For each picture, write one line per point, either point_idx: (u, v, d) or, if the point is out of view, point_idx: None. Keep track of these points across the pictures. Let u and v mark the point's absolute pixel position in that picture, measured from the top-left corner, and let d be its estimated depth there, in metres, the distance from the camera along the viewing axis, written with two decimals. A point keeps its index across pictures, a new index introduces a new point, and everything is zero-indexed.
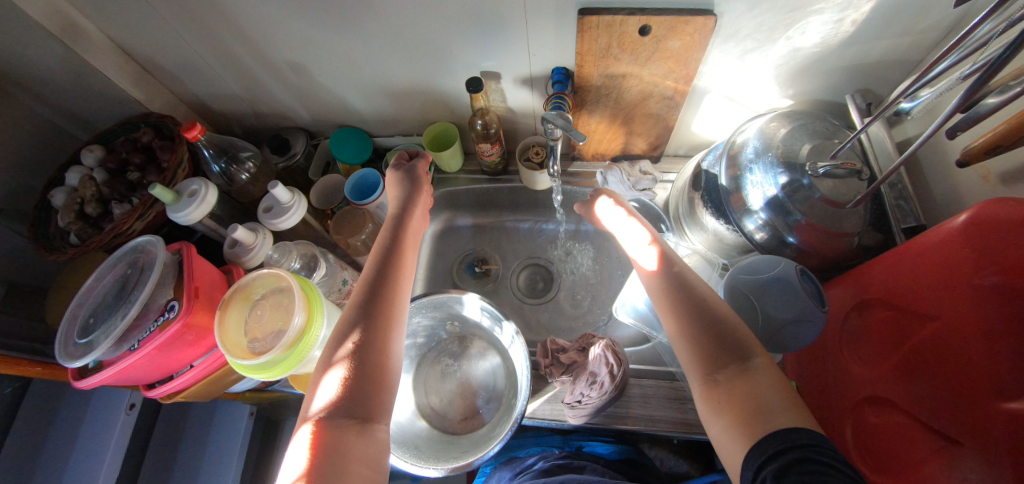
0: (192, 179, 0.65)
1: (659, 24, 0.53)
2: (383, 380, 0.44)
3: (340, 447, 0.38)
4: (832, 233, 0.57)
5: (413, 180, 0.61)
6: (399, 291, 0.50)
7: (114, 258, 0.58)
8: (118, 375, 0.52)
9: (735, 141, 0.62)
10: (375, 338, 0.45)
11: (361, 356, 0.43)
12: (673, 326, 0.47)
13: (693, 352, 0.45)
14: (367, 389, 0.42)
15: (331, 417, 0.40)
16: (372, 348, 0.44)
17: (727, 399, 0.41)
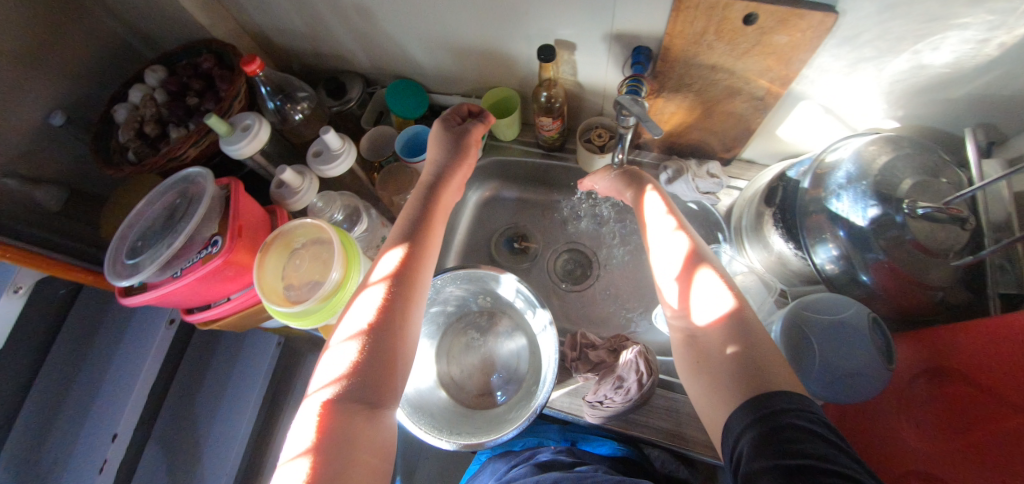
0: (247, 113, 0.64)
1: (770, 14, 0.46)
2: (394, 364, 0.41)
3: (346, 432, 0.36)
4: (915, 282, 0.51)
5: (461, 143, 0.58)
6: (423, 273, 0.47)
7: (167, 184, 0.59)
8: (160, 299, 0.54)
9: (824, 159, 0.56)
10: (393, 318, 0.43)
11: (377, 335, 0.41)
12: (698, 334, 0.44)
13: (710, 362, 0.41)
14: (375, 373, 0.40)
15: (341, 398, 0.38)
16: (387, 328, 0.42)
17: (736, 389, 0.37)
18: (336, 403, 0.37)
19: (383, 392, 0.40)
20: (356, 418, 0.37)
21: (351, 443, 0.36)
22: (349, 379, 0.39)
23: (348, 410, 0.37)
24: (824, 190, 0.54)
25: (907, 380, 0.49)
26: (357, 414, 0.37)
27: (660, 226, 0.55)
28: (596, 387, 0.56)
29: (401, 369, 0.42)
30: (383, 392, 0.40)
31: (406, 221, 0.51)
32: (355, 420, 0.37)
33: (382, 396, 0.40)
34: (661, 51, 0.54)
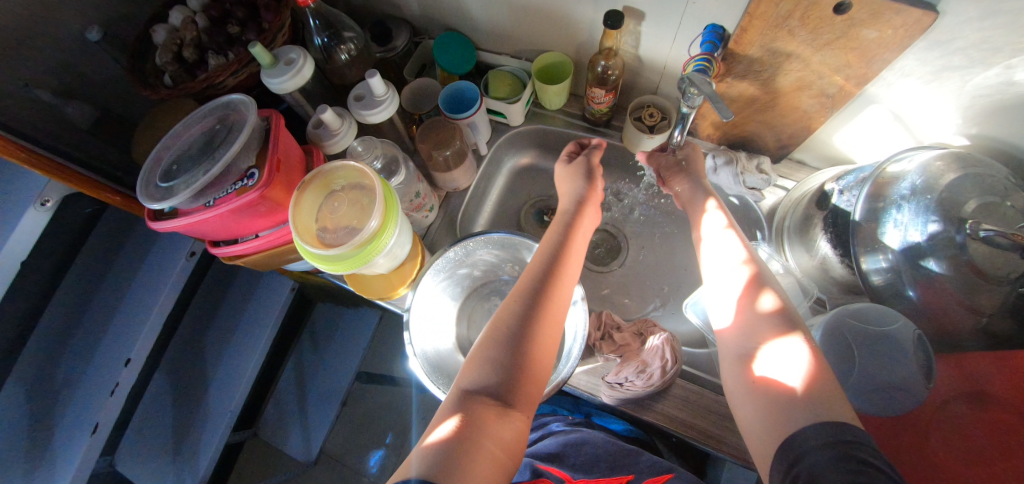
0: (291, 47, 0.62)
1: (866, 5, 0.43)
2: (531, 375, 0.41)
3: (476, 423, 0.36)
4: (962, 304, 0.49)
5: (590, 175, 0.60)
6: (563, 292, 0.48)
7: (205, 109, 0.58)
8: (189, 227, 0.53)
9: (886, 168, 0.53)
10: (529, 330, 0.43)
11: (513, 342, 0.42)
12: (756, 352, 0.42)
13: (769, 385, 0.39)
14: (508, 377, 0.40)
15: (478, 398, 0.39)
16: (522, 338, 0.43)
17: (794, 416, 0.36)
18: (472, 401, 0.39)
19: (517, 396, 0.40)
20: (488, 415, 0.37)
21: (478, 435, 0.36)
22: (485, 379, 0.40)
23: (482, 406, 0.38)
24: (881, 198, 0.52)
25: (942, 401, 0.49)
26: (491, 412, 0.38)
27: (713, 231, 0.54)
28: (617, 369, 0.55)
29: (535, 380, 0.42)
30: (519, 399, 0.40)
31: (547, 242, 0.52)
32: (487, 418, 0.37)
33: (517, 403, 0.39)
34: (737, 31, 0.51)
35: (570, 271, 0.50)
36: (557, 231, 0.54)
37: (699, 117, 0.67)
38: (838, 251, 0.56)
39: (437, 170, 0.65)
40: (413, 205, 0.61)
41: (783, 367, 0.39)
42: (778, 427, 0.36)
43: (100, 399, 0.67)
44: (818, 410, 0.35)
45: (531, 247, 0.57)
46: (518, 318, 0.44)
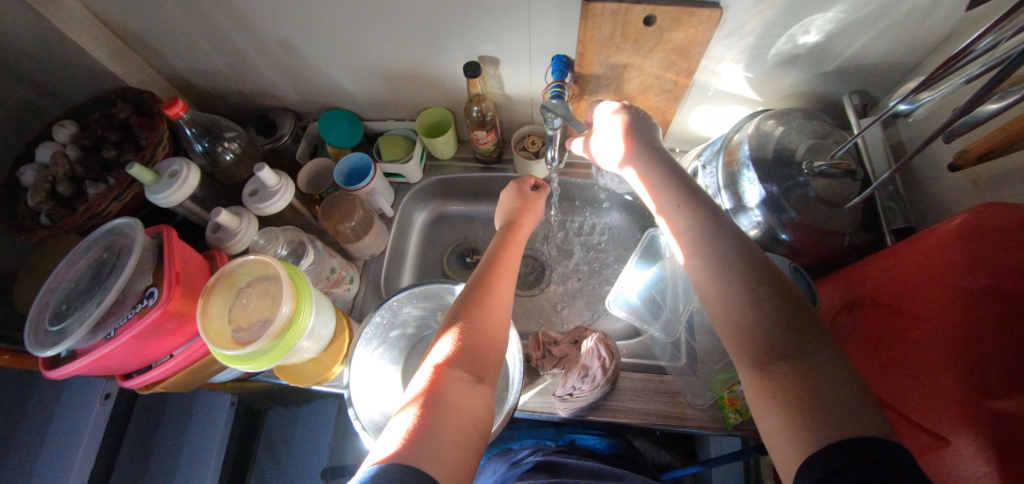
0: (172, 159, 0.62)
1: (665, 15, 0.52)
2: (493, 347, 0.47)
3: (448, 392, 0.41)
4: (823, 232, 0.58)
5: (523, 194, 0.66)
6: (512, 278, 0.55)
7: (88, 241, 0.54)
8: (93, 365, 0.49)
9: (733, 138, 0.63)
10: (486, 309, 0.49)
11: (477, 321, 0.48)
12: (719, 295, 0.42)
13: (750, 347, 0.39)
14: (475, 350, 0.46)
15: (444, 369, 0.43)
16: (483, 316, 0.48)
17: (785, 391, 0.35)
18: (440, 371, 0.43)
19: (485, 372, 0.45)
20: (456, 383, 0.42)
21: (451, 405, 0.40)
22: (453, 355, 0.44)
23: (451, 376, 0.42)
24: (735, 164, 0.61)
25: (833, 315, 0.55)
26: (460, 382, 0.42)
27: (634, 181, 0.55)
28: (563, 380, 0.58)
29: (495, 351, 0.47)
30: (483, 369, 0.45)
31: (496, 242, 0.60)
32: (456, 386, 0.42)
33: (483, 374, 0.45)
34: (578, 57, 0.59)
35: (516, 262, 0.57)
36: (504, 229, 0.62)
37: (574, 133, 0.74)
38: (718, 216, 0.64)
39: (347, 242, 0.67)
40: (331, 282, 0.63)
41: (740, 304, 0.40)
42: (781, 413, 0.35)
43: None
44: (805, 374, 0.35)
45: (451, 290, 0.60)
46: (478, 301, 0.50)
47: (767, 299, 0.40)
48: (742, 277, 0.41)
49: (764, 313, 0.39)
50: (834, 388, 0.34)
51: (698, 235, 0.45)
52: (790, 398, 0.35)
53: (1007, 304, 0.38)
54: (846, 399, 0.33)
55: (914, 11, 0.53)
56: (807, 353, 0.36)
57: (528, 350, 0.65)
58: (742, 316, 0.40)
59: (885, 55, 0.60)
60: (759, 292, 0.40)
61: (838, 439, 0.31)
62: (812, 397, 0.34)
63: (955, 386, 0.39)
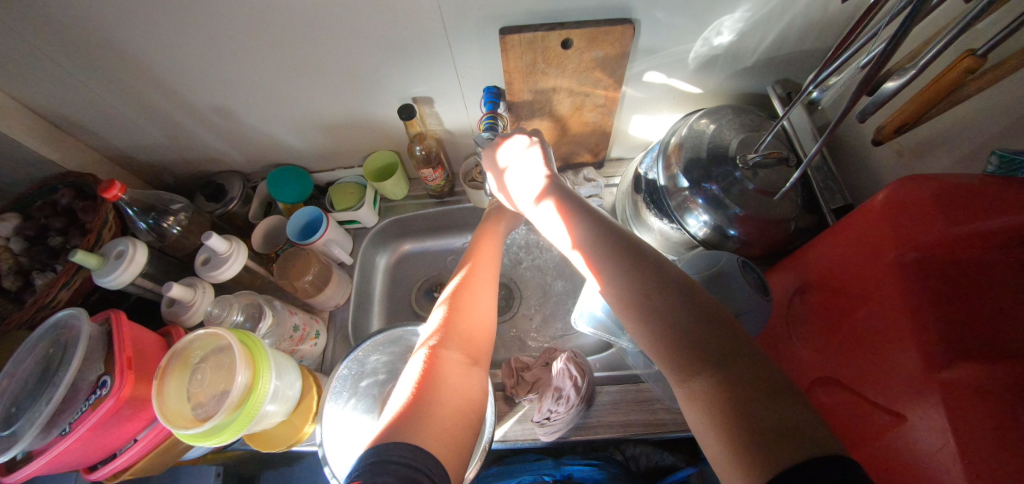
0: (118, 239, 0.61)
1: (580, 37, 0.54)
2: (487, 333, 0.51)
3: (447, 374, 0.45)
4: (768, 222, 0.59)
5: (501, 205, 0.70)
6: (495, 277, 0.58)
7: (35, 338, 0.52)
8: (49, 465, 0.47)
9: (669, 143, 0.65)
10: (478, 300, 0.53)
11: (467, 312, 0.51)
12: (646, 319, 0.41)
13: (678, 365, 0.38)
14: (468, 336, 0.49)
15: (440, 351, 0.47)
16: (476, 305, 0.53)
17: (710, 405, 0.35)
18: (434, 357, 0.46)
19: (482, 356, 0.49)
20: (450, 364, 0.46)
21: (451, 387, 0.44)
22: (449, 337, 0.48)
23: (446, 360, 0.46)
24: (673, 167, 0.63)
25: (790, 302, 0.56)
26: (457, 364, 0.46)
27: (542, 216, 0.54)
28: (539, 405, 0.58)
29: (485, 335, 0.51)
30: (476, 352, 0.49)
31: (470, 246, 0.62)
32: (451, 372, 0.45)
33: (479, 356, 0.49)
34: (507, 86, 0.60)
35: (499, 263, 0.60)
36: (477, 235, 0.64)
37: None
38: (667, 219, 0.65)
39: (308, 296, 0.66)
40: (296, 340, 0.62)
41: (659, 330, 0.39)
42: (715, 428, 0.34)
43: None
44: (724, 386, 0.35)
45: (415, 331, 0.61)
46: (469, 292, 0.54)
47: (675, 312, 0.39)
48: (651, 296, 0.41)
49: (672, 327, 0.39)
50: (747, 388, 0.34)
51: (602, 255, 0.45)
52: (718, 408, 0.34)
53: (931, 270, 0.40)
54: (768, 393, 0.33)
55: (813, 4, 0.56)
56: (723, 363, 0.36)
57: (502, 378, 0.65)
58: (666, 332, 0.39)
59: (797, 46, 0.63)
60: (664, 304, 0.40)
61: (772, 431, 0.31)
62: (741, 401, 0.33)
63: (904, 358, 0.39)
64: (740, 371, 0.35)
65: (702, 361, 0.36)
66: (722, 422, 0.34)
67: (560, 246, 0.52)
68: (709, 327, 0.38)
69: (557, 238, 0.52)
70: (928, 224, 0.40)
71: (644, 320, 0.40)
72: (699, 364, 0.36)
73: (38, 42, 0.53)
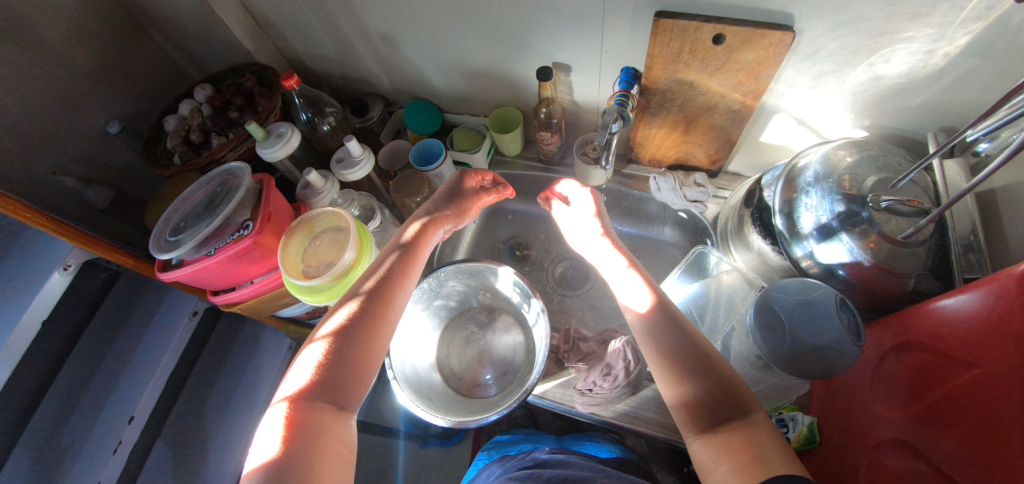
0: (281, 123, 0.73)
1: (734, 35, 0.55)
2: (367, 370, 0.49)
3: (315, 424, 0.43)
4: (887, 271, 0.55)
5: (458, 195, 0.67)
6: (400, 297, 0.55)
7: (209, 179, 0.65)
8: (192, 275, 0.59)
9: (796, 166, 0.63)
10: (365, 332, 0.50)
11: (344, 352, 0.48)
12: (675, 366, 0.48)
13: (700, 416, 0.45)
14: (348, 377, 0.47)
15: (308, 399, 0.44)
16: (356, 342, 0.49)
17: (726, 448, 0.42)
18: (301, 399, 0.44)
19: (351, 399, 0.47)
20: (322, 412, 0.44)
21: (319, 435, 0.42)
22: (329, 378, 0.46)
23: (318, 408, 0.44)
24: (794, 191, 0.61)
25: (880, 357, 0.52)
26: (333, 413, 0.44)
27: (612, 263, 0.63)
28: (586, 376, 0.61)
29: (373, 366, 0.49)
30: (351, 395, 0.47)
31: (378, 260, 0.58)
32: (322, 420, 0.43)
33: (352, 398, 0.47)
34: (645, 71, 0.62)
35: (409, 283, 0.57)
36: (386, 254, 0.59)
37: (637, 145, 0.77)
38: (772, 243, 0.64)
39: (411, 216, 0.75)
40: None
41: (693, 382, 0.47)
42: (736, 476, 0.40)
43: (100, 459, 0.68)
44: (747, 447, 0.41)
45: (494, 271, 0.65)
46: (349, 326, 0.50)
47: (703, 372, 0.47)
48: (688, 351, 0.49)
49: (718, 396, 0.45)
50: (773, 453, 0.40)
51: (665, 324, 0.52)
52: (738, 460, 0.40)
53: None
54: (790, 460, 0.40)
55: (1015, 49, 0.50)
56: (745, 416, 0.43)
57: (557, 343, 0.67)
58: (700, 388, 0.46)
59: (980, 94, 0.56)
60: (713, 369, 0.47)
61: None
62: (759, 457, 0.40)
63: (994, 453, 0.36)
64: (763, 438, 0.41)
65: (728, 416, 0.43)
66: (737, 465, 0.40)
67: (610, 268, 0.63)
68: (728, 391, 0.45)
69: (607, 262, 0.64)
70: None
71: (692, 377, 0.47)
72: (725, 423, 0.43)
73: None
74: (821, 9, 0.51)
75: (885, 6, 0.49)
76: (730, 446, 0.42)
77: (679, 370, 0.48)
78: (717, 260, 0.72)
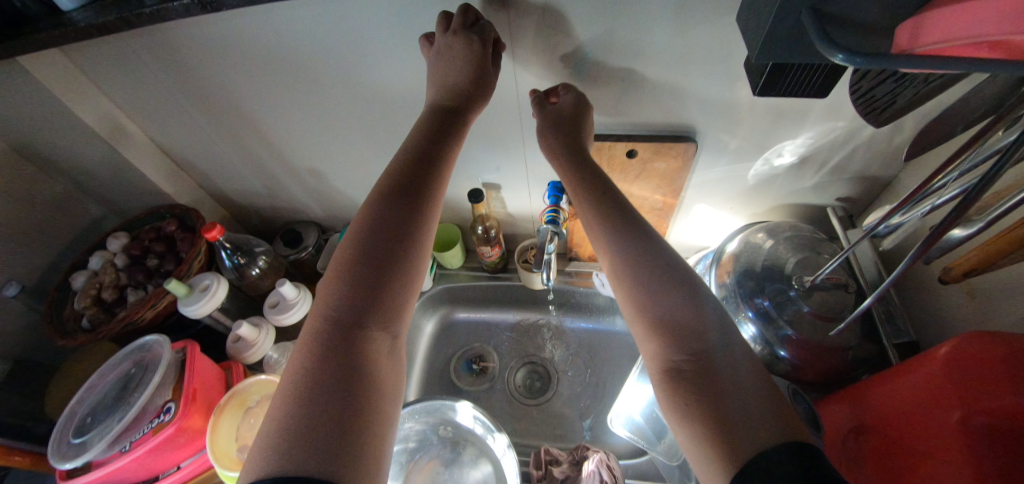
0: (204, 273, 0.69)
1: (646, 148, 0.59)
2: (406, 295, 0.46)
3: (363, 348, 0.41)
4: (823, 349, 0.58)
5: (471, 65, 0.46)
6: (431, 213, 0.50)
7: (117, 358, 0.56)
8: (104, 478, 0.51)
9: (724, 252, 0.67)
10: (402, 263, 0.46)
11: (379, 283, 0.44)
12: (660, 312, 0.43)
13: (676, 352, 0.41)
14: (386, 307, 0.44)
15: (346, 323, 0.42)
16: (393, 275, 0.45)
17: (693, 390, 0.39)
18: (338, 337, 0.41)
19: (399, 319, 0.46)
20: (364, 345, 0.42)
21: (366, 360, 0.41)
22: (371, 296, 0.44)
23: (360, 342, 0.42)
24: (726, 277, 0.64)
25: (842, 441, 0.52)
26: (377, 347, 0.43)
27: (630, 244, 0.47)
28: None
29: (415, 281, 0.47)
30: (392, 322, 0.45)
31: (396, 165, 0.50)
32: (368, 355, 0.41)
33: (393, 326, 0.45)
34: None
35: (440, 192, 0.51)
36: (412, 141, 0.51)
37: (574, 245, 0.78)
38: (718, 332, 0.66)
39: None
40: None
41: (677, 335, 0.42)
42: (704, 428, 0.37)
43: None
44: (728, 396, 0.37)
45: (453, 406, 0.63)
46: (379, 257, 0.45)
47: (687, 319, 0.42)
48: (677, 304, 0.43)
49: (699, 325, 0.42)
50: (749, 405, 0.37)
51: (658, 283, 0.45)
52: (704, 406, 0.38)
53: (999, 441, 0.37)
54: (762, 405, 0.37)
55: (876, 139, 0.57)
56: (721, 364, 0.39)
57: (529, 468, 0.63)
58: (677, 330, 0.42)
59: (862, 171, 0.63)
60: (691, 293, 0.44)
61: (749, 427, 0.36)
62: (727, 388, 0.38)
63: None
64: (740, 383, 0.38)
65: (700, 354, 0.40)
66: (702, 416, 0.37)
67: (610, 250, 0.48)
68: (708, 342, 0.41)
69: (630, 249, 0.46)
70: (992, 386, 0.38)
71: (665, 296, 0.44)
72: (694, 359, 0.40)
73: (194, 101, 0.66)
74: (714, 124, 0.57)
75: (769, 116, 0.55)
76: (692, 371, 0.40)
77: (655, 314, 0.43)
78: None
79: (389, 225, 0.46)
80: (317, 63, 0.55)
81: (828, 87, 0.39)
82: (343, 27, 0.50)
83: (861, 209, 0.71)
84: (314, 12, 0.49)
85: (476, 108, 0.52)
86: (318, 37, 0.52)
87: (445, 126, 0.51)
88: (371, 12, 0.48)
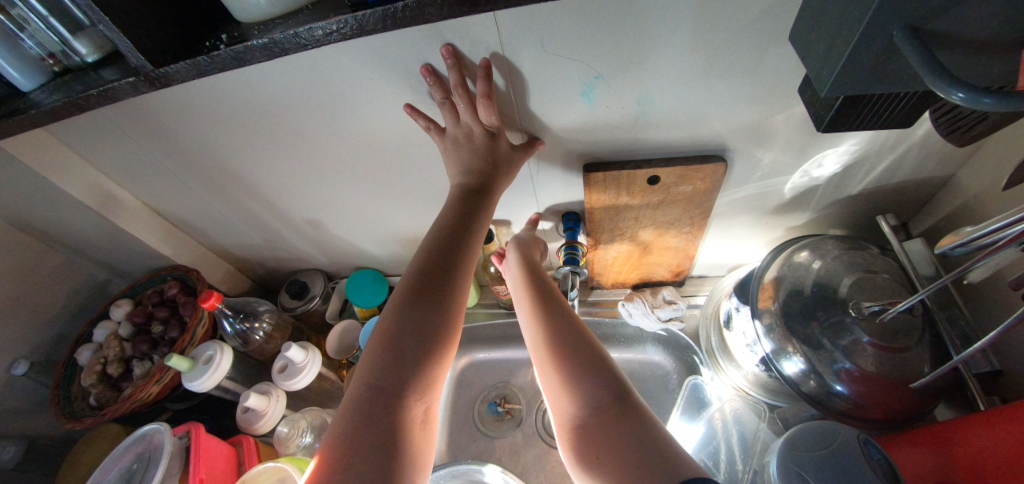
0: (206, 343, 0.65)
1: (669, 174, 0.53)
2: (442, 360, 0.45)
3: (396, 417, 0.40)
4: (890, 384, 0.50)
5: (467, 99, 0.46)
6: (462, 282, 0.49)
7: (115, 453, 0.52)
8: None
9: (765, 274, 0.59)
10: (441, 325, 0.45)
11: (419, 348, 0.44)
12: (558, 355, 0.47)
13: (576, 389, 0.44)
14: (425, 373, 0.43)
15: (378, 390, 0.41)
16: (429, 342, 0.44)
17: (600, 425, 0.40)
18: (378, 400, 0.40)
19: (433, 386, 0.44)
20: (399, 413, 0.41)
21: (394, 428, 0.40)
22: (405, 359, 0.43)
23: (397, 411, 0.41)
24: (770, 302, 0.57)
25: None
26: (411, 417, 0.41)
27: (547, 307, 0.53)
28: None
29: (452, 347, 0.47)
30: (428, 389, 0.44)
31: (441, 227, 0.50)
32: (402, 426, 0.40)
33: (428, 394, 0.44)
34: (587, 215, 0.61)
35: (474, 256, 0.51)
36: (454, 202, 0.51)
37: (596, 274, 0.77)
38: (765, 365, 0.59)
39: None
40: None
41: (573, 370, 0.45)
42: (604, 453, 0.38)
43: None
44: (622, 421, 0.40)
45: (480, 468, 0.58)
46: (417, 327, 0.44)
47: (585, 359, 0.45)
48: (573, 348, 0.47)
49: (601, 380, 0.43)
50: (640, 429, 0.39)
51: (559, 330, 0.49)
52: (607, 434, 0.39)
53: None
54: (658, 434, 0.38)
55: (931, 141, 0.50)
56: (623, 399, 0.42)
57: None
58: (570, 371, 0.45)
59: (912, 176, 0.56)
60: (595, 353, 0.46)
61: (632, 447, 0.37)
62: (625, 442, 0.38)
63: None
64: (637, 413, 0.40)
65: (603, 389, 0.43)
66: (607, 444, 0.38)
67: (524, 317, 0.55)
68: (610, 376, 0.44)
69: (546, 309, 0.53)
70: None
71: (570, 357, 0.46)
72: (601, 394, 0.42)
73: (180, 163, 0.62)
74: (743, 141, 0.51)
75: (809, 130, 0.49)
76: (594, 425, 0.40)
77: (555, 361, 0.47)
78: (710, 383, 0.68)
79: (422, 291, 0.46)
80: (304, 116, 0.51)
81: (909, 117, 0.37)
82: (324, 76, 0.45)
83: (906, 212, 0.64)
84: (294, 64, 0.44)
85: (500, 176, 0.51)
86: (301, 89, 0.47)
87: (477, 198, 0.51)
88: (355, 60, 0.43)
